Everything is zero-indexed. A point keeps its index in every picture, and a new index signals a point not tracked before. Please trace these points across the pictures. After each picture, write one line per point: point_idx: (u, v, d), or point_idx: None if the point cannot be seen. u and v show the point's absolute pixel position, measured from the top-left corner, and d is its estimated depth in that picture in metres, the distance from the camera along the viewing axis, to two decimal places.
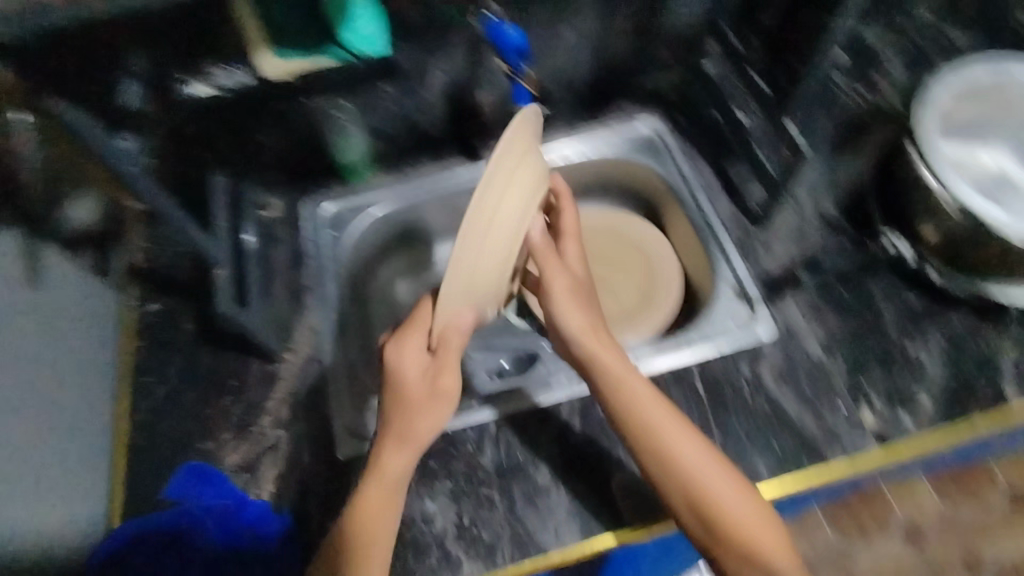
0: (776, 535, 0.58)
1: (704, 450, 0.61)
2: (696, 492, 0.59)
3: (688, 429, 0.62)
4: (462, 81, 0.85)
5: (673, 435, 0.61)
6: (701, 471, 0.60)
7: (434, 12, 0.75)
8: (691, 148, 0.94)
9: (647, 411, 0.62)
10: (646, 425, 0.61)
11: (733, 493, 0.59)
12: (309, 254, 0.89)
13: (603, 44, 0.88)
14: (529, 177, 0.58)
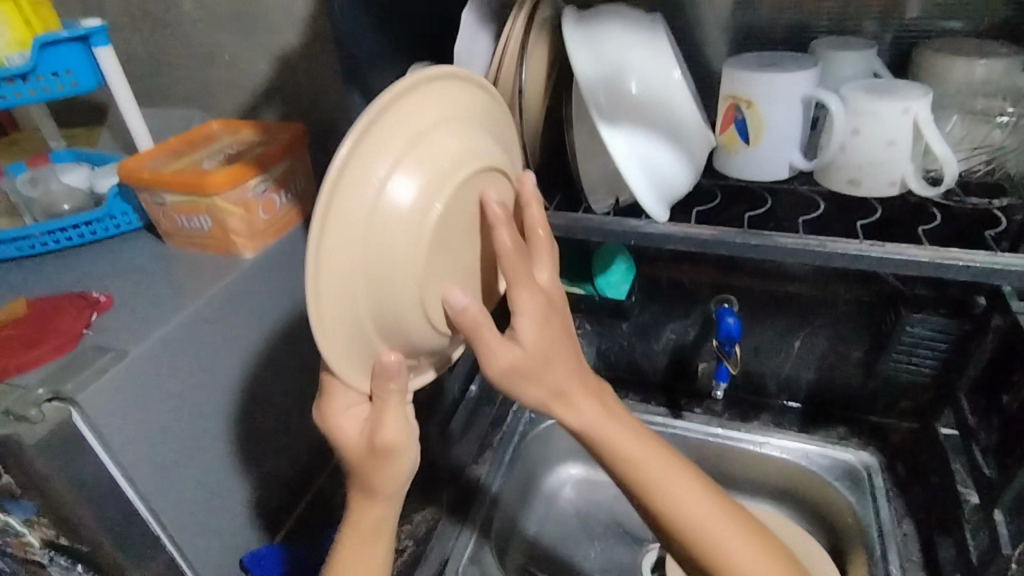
0: (748, 551, 0.61)
1: (661, 459, 0.62)
2: (667, 509, 0.61)
3: (630, 424, 0.63)
4: (687, 344, 1.00)
5: (630, 448, 0.61)
6: (664, 487, 0.61)
7: (679, 287, 0.96)
8: (905, 501, 0.86)
9: (600, 426, 0.61)
10: (611, 447, 0.61)
11: (701, 502, 0.62)
12: (507, 423, 1.06)
13: (829, 364, 0.95)
14: (374, 168, 0.47)
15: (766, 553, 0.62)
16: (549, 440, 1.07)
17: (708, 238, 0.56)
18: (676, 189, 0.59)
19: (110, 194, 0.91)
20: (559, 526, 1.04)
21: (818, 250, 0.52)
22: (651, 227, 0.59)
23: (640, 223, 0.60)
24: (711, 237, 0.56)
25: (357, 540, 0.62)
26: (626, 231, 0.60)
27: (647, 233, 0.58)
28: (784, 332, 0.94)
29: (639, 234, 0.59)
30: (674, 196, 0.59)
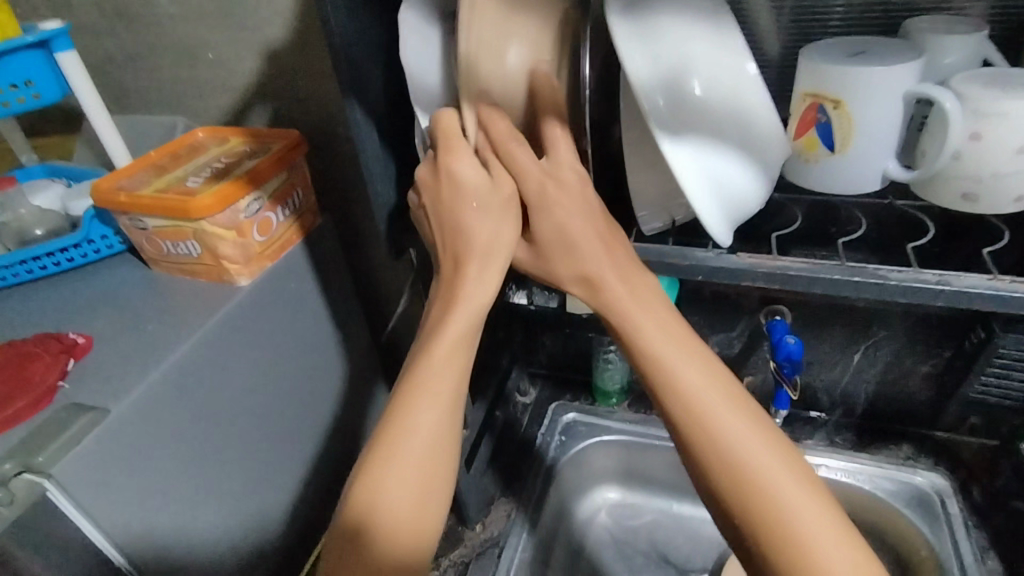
0: (811, 501, 0.46)
1: (707, 364, 0.51)
2: (707, 422, 0.48)
3: (672, 320, 0.52)
4: (731, 359, 0.91)
5: (668, 340, 0.51)
6: (706, 391, 0.49)
7: (724, 298, 0.86)
8: (986, 532, 0.77)
9: (635, 303, 0.51)
10: (643, 334, 0.51)
11: (752, 426, 0.48)
12: (535, 446, 0.97)
13: (894, 378, 0.85)
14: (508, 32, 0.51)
15: (843, 526, 0.46)
16: (580, 463, 0.99)
17: (798, 273, 0.47)
18: (748, 209, 0.49)
19: (86, 217, 0.81)
20: (595, 556, 0.96)
21: (941, 289, 0.44)
22: (725, 259, 0.50)
23: (712, 255, 0.50)
24: (802, 272, 0.47)
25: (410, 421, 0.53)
26: (696, 263, 0.51)
27: (721, 267, 0.49)
28: (842, 346, 0.85)
29: (712, 269, 0.50)
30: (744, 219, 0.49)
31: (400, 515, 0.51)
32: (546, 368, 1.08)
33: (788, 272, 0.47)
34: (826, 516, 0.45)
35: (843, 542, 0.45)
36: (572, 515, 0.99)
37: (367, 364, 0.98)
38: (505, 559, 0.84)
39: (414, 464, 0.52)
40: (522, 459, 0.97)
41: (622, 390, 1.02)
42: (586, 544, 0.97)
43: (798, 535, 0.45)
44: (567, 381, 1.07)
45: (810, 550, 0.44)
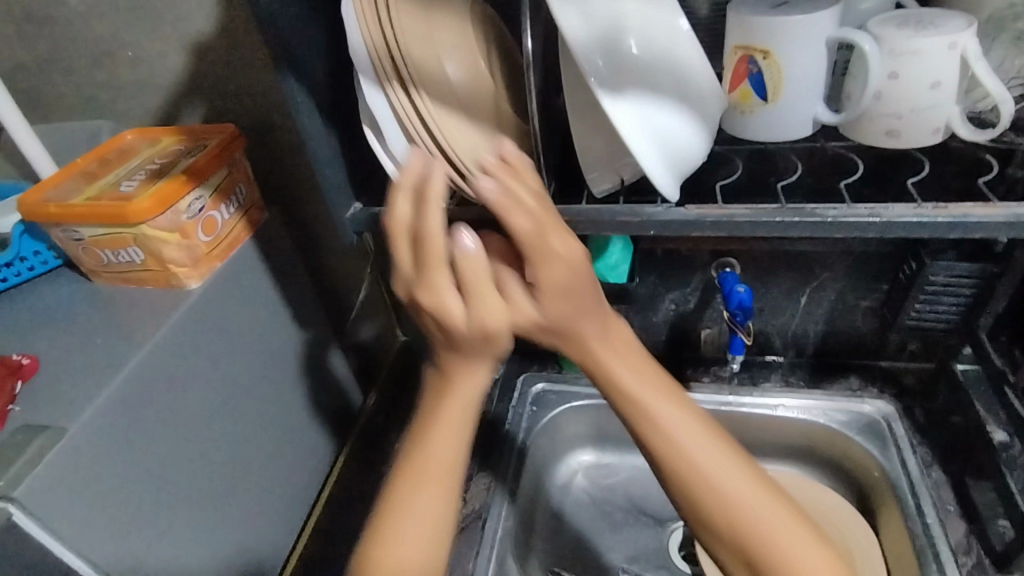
0: (724, 456, 0.53)
1: (695, 420, 0.54)
2: (703, 484, 0.52)
3: (661, 380, 0.55)
4: (688, 313, 0.95)
5: (662, 406, 0.54)
6: (693, 449, 0.53)
7: (677, 255, 0.89)
8: (929, 447, 0.84)
9: (630, 377, 0.54)
10: (638, 404, 0.54)
11: (740, 476, 0.53)
12: (507, 420, 0.99)
13: (838, 316, 0.90)
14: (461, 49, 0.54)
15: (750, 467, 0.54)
16: (552, 430, 1.01)
17: (740, 219, 0.48)
18: (689, 163, 0.50)
19: (14, 233, 0.77)
20: (577, 518, 0.99)
21: (874, 223, 0.46)
22: (673, 212, 0.50)
23: (662, 209, 0.51)
24: (741, 219, 0.48)
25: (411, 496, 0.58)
26: (646, 217, 0.51)
27: (670, 219, 0.50)
28: (790, 289, 0.89)
29: (660, 221, 0.50)
30: (687, 172, 0.50)
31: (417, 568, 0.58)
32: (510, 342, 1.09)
33: (730, 220, 0.49)
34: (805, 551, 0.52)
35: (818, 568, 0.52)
36: (551, 481, 1.02)
37: (331, 357, 0.97)
38: (489, 532, 0.85)
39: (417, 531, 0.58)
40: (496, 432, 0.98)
41: None
42: (567, 507, 1.00)
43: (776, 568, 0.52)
44: (532, 353, 1.08)
45: (723, 496, 0.52)
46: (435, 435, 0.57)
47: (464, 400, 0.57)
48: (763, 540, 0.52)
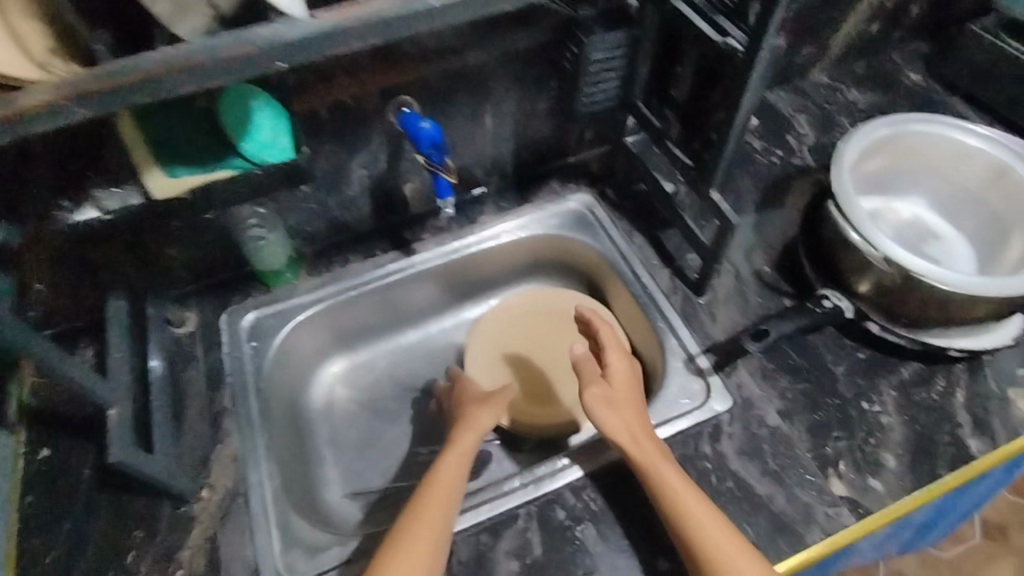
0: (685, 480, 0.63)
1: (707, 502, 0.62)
2: (659, 487, 0.63)
3: (687, 478, 0.64)
4: (383, 174, 0.85)
5: (677, 485, 0.63)
6: (699, 519, 0.60)
7: (346, 109, 0.74)
8: (625, 219, 0.92)
9: (654, 460, 0.65)
10: (669, 492, 0.62)
11: (738, 552, 0.58)
12: (228, 371, 0.80)
13: (524, 126, 0.89)
14: None
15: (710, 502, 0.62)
16: (288, 358, 0.86)
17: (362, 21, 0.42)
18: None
19: None
20: (351, 429, 0.90)
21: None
22: (292, 28, 0.41)
23: (281, 27, 0.40)
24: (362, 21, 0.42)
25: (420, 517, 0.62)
26: (262, 43, 0.40)
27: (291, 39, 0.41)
28: (474, 111, 0.83)
29: (281, 44, 0.40)
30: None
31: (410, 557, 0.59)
32: (193, 283, 0.85)
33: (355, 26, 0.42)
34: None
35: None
36: (307, 409, 0.89)
37: None
38: (257, 503, 0.71)
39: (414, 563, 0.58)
40: (218, 392, 0.79)
41: (292, 261, 0.88)
42: (338, 425, 0.90)
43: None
44: (224, 283, 0.87)
45: (683, 513, 0.61)
46: (461, 453, 0.70)
47: (467, 450, 0.71)
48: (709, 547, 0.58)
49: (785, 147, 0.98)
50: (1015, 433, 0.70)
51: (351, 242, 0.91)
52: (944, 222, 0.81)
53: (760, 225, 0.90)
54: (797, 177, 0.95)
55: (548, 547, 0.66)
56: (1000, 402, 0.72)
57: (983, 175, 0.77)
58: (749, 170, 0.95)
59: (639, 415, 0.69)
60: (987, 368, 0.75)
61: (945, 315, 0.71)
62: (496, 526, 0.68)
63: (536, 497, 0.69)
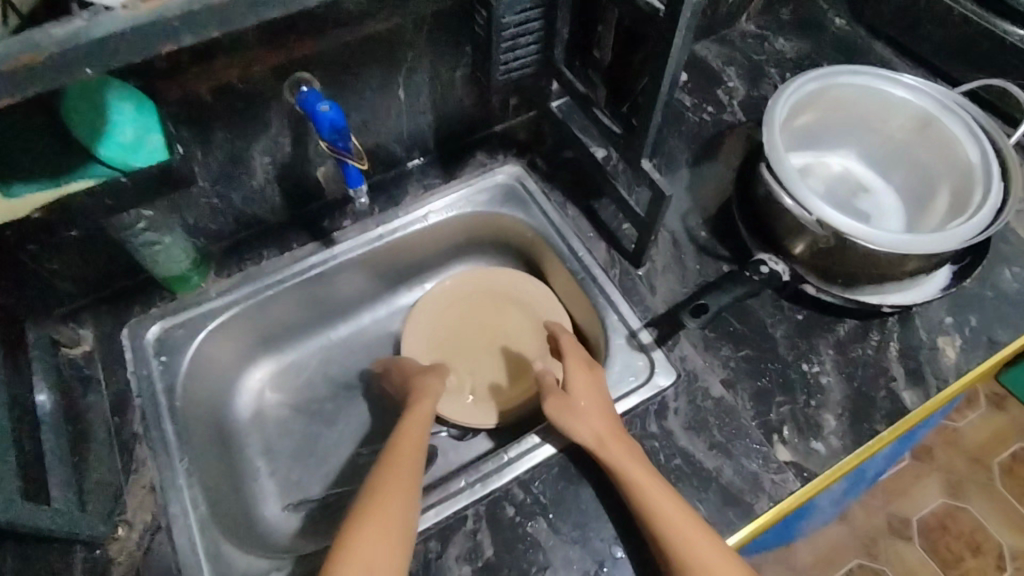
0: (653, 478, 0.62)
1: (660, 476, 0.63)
2: (628, 485, 0.62)
3: (640, 455, 0.65)
4: (290, 159, 0.77)
5: (630, 462, 0.63)
6: (651, 494, 0.61)
7: (234, 91, 0.65)
8: (558, 189, 0.88)
9: (608, 437, 0.65)
10: (637, 491, 0.61)
11: (688, 523, 0.59)
12: (136, 394, 0.73)
13: (442, 96, 0.82)
14: None
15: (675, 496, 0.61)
16: (205, 371, 0.79)
17: (184, 9, 0.34)
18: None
19: None
20: (285, 437, 0.84)
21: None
22: (95, 26, 0.33)
23: (79, 25, 0.33)
24: (183, 9, 0.34)
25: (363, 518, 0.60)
26: (55, 47, 0.32)
27: (94, 39, 0.33)
28: (384, 84, 0.75)
29: (80, 46, 0.33)
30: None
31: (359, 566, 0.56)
32: (85, 296, 0.76)
33: (178, 17, 0.34)
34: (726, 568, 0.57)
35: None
36: (234, 422, 0.82)
37: None
38: (182, 536, 0.65)
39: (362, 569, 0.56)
40: (127, 418, 0.71)
41: (197, 263, 0.78)
42: (271, 434, 0.84)
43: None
44: (121, 292, 0.78)
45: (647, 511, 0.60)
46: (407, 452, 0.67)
47: (410, 443, 0.68)
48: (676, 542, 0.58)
49: (716, 103, 0.95)
50: (945, 382, 0.72)
51: (262, 236, 0.83)
52: (874, 174, 0.80)
53: (694, 188, 0.87)
54: (728, 133, 0.92)
55: (500, 547, 0.64)
56: (930, 352, 0.74)
57: (909, 125, 0.76)
58: (681, 129, 0.92)
59: (594, 392, 0.69)
60: (917, 319, 0.76)
61: (878, 273, 0.70)
62: (445, 532, 0.65)
63: (484, 496, 0.66)
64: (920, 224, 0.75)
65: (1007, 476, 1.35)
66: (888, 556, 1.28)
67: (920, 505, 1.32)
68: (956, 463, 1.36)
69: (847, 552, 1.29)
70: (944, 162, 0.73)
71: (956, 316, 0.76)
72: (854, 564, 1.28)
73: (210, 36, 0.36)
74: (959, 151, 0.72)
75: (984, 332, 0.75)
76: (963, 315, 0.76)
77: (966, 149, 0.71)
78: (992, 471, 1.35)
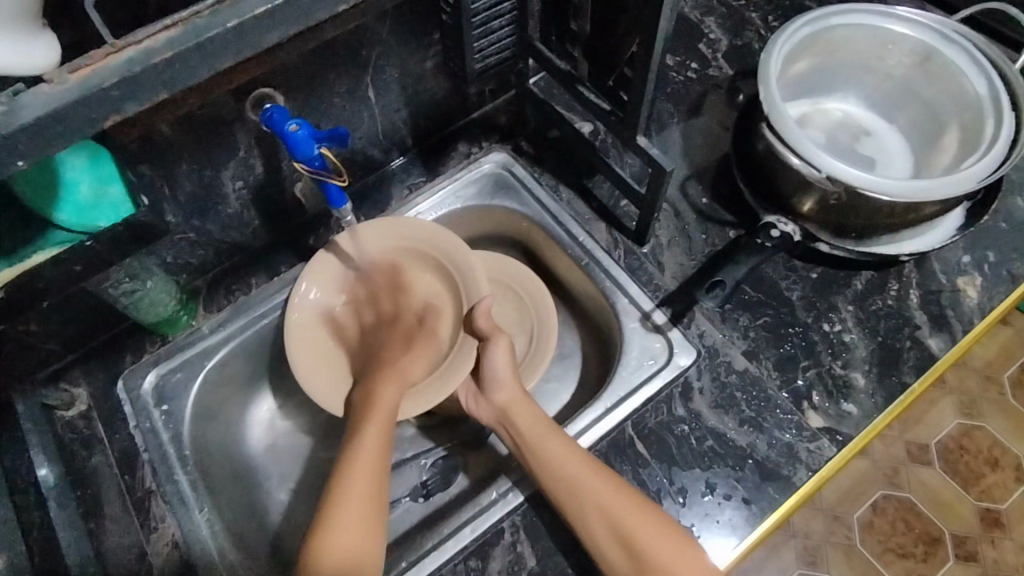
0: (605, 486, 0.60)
1: (555, 427, 0.65)
2: (571, 495, 0.60)
3: (588, 461, 0.62)
4: (264, 181, 0.72)
5: (533, 424, 0.66)
6: (546, 447, 0.63)
7: (194, 119, 0.60)
8: (547, 172, 0.84)
9: (515, 408, 0.68)
10: (583, 509, 0.59)
11: (601, 485, 0.60)
12: (143, 447, 0.69)
13: (414, 91, 0.77)
14: None
15: (627, 494, 0.60)
16: (211, 411, 0.76)
17: (123, 75, 0.32)
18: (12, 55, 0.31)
19: None
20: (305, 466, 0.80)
21: (267, 13, 0.34)
22: (21, 109, 0.30)
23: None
24: (120, 76, 0.32)
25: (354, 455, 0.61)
26: None
27: (24, 125, 0.30)
28: (352, 88, 0.70)
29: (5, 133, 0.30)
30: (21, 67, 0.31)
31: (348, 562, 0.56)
32: (73, 351, 0.73)
33: (116, 85, 0.32)
34: (622, 502, 0.59)
35: (630, 510, 0.59)
36: (248, 457, 0.79)
37: None
38: None
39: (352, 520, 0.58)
40: (137, 474, 0.68)
41: (183, 302, 0.74)
42: (288, 464, 0.80)
43: (625, 531, 0.58)
44: (109, 344, 0.74)
45: (597, 518, 0.59)
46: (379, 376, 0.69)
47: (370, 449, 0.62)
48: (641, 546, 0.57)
49: (700, 58, 0.90)
50: (971, 324, 0.70)
51: (247, 262, 0.79)
52: (874, 116, 0.77)
53: (689, 153, 0.83)
54: (716, 89, 0.88)
55: (542, 556, 0.62)
56: (952, 295, 0.72)
57: (907, 61, 0.73)
58: (667, 91, 0.87)
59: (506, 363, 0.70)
60: (935, 261, 0.74)
61: (893, 221, 0.67)
62: (483, 547, 0.63)
63: (517, 505, 0.64)
64: (929, 165, 0.72)
65: (1017, 389, 1.31)
66: (910, 483, 1.24)
67: (936, 429, 1.28)
68: (966, 381, 1.32)
69: (869, 484, 1.23)
70: (950, 97, 0.71)
71: (973, 253, 0.74)
72: (877, 496, 1.23)
73: (155, 99, 0.34)
74: (965, 84, 0.69)
75: (1004, 266, 0.73)
76: (980, 251, 0.74)
77: (971, 82, 0.68)
78: (1003, 387, 1.31)
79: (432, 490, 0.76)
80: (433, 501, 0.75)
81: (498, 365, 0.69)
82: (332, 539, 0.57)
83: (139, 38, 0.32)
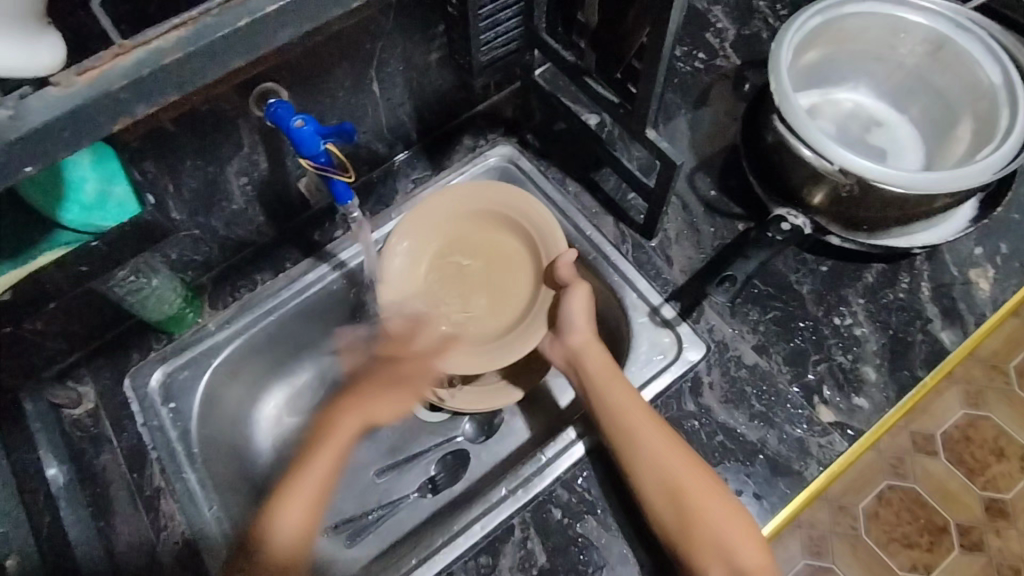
0: (664, 449, 0.60)
1: (624, 377, 0.65)
2: (632, 450, 0.61)
3: (660, 424, 0.62)
4: (268, 176, 0.72)
5: (624, 398, 0.63)
6: (613, 389, 0.64)
7: (198, 115, 0.60)
8: (554, 165, 0.83)
9: (585, 355, 0.67)
10: (642, 461, 0.60)
11: (666, 447, 0.61)
12: (151, 445, 0.69)
13: (419, 84, 0.76)
14: None
15: (685, 460, 0.60)
16: (217, 409, 0.75)
17: (130, 78, 0.31)
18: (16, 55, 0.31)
19: None
20: None
21: (276, 12, 0.34)
22: (28, 114, 0.30)
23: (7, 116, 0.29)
24: (127, 77, 0.31)
25: (336, 425, 0.67)
26: None
27: (31, 129, 0.30)
28: (357, 81, 0.69)
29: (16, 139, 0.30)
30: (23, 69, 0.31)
31: (288, 544, 0.61)
32: (78, 349, 0.72)
33: (125, 86, 0.31)
34: (676, 458, 0.60)
35: (689, 473, 0.60)
36: (255, 454, 0.79)
37: None
38: None
39: (306, 495, 0.63)
40: (145, 472, 0.68)
41: (189, 299, 0.74)
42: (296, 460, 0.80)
43: (676, 488, 0.59)
44: (115, 341, 0.74)
45: (658, 472, 0.60)
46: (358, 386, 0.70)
47: (331, 454, 0.65)
48: (696, 511, 0.58)
49: (707, 47, 0.89)
50: (983, 316, 0.70)
51: (253, 258, 0.79)
52: (886, 106, 0.76)
53: (696, 144, 0.82)
54: (724, 79, 0.87)
55: (552, 552, 0.62)
56: (964, 287, 0.71)
57: (920, 51, 0.71)
58: (675, 82, 0.86)
59: (586, 317, 0.68)
60: (946, 253, 0.73)
61: (905, 213, 0.66)
62: (494, 544, 0.63)
63: (528, 501, 0.64)
64: (942, 156, 0.71)
65: None
66: None
67: None
68: None
69: None
70: (964, 87, 0.70)
71: (985, 245, 0.74)
72: None
73: (164, 102, 0.33)
74: (979, 74, 0.68)
75: (1016, 258, 0.73)
76: (992, 242, 0.74)
77: (986, 71, 0.67)
78: None
79: (440, 485, 0.75)
80: (441, 497, 0.75)
81: (576, 314, 0.68)
82: (276, 518, 0.62)
83: (148, 39, 0.32)
